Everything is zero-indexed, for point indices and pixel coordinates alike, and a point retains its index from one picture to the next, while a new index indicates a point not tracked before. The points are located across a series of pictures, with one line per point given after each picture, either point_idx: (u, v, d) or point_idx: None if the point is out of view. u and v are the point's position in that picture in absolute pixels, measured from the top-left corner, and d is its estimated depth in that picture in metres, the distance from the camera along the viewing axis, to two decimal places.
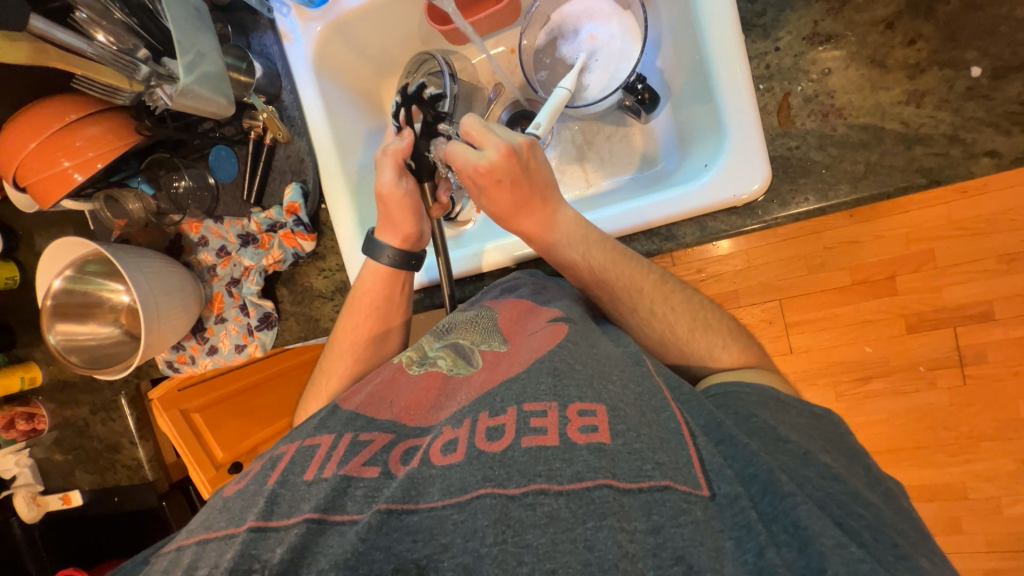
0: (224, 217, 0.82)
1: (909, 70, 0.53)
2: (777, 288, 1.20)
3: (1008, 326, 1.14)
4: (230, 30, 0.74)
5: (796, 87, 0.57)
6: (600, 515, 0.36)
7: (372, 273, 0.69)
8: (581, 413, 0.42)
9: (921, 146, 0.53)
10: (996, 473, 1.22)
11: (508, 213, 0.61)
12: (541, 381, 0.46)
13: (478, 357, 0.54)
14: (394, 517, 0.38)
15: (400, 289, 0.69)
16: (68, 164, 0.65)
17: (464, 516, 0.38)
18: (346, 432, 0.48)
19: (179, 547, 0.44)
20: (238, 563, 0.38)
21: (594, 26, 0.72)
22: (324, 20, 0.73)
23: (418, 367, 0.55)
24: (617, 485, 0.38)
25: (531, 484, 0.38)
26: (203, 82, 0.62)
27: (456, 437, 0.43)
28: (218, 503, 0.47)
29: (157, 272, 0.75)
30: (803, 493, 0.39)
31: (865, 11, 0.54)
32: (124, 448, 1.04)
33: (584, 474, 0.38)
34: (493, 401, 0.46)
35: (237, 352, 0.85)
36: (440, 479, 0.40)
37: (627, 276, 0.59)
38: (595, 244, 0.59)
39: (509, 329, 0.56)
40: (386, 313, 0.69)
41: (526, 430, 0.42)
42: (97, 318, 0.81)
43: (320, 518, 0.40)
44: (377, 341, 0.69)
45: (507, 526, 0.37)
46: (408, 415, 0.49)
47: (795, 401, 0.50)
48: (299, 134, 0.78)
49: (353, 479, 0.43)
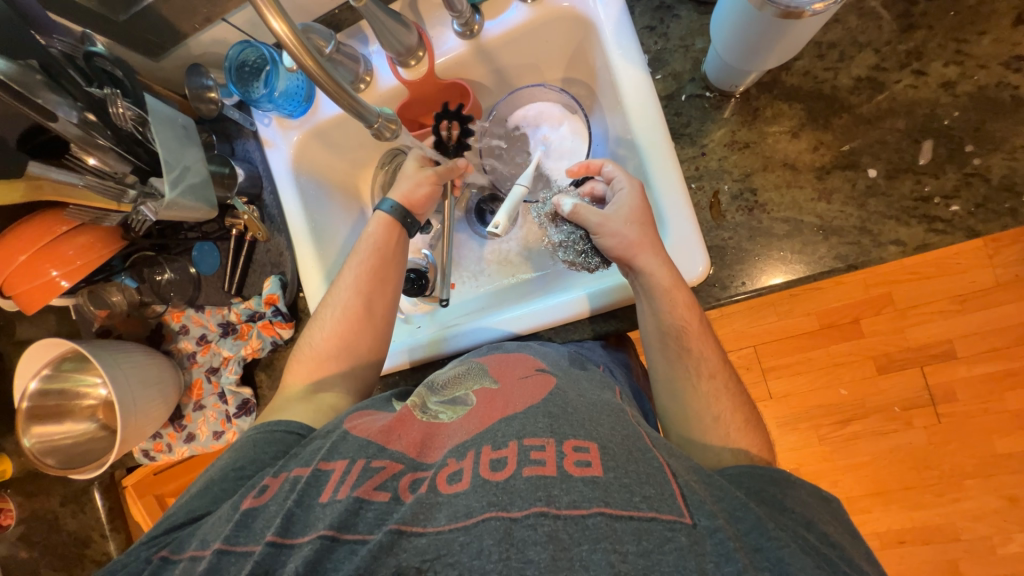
0: (205, 306, 0.85)
1: (816, 172, 0.60)
2: (751, 334, 1.30)
3: (970, 363, 1.20)
4: (214, 139, 0.82)
5: (722, 186, 0.63)
6: (595, 539, 0.40)
7: (379, 222, 0.74)
8: (576, 449, 0.46)
9: (837, 237, 0.59)
10: (985, 511, 1.23)
11: (643, 241, 0.61)
12: (538, 421, 0.50)
13: (472, 396, 0.60)
14: (404, 537, 0.43)
15: (395, 241, 0.74)
16: (57, 273, 0.69)
17: (469, 538, 0.41)
18: (358, 458, 0.52)
19: (195, 556, 0.48)
20: (256, 567, 0.44)
21: (547, 128, 0.80)
22: (302, 129, 0.79)
23: (422, 412, 0.59)
24: (610, 512, 0.41)
25: (532, 506, 0.42)
26: (188, 193, 0.67)
27: (461, 467, 0.48)
28: (233, 518, 0.50)
29: (138, 366, 0.78)
30: (790, 539, 0.43)
31: (773, 123, 0.61)
32: (94, 541, 1.02)
33: (581, 502, 0.42)
34: (495, 436, 0.50)
35: (215, 438, 0.87)
36: (447, 506, 0.44)
37: (706, 348, 0.61)
38: (697, 311, 0.61)
39: (498, 371, 0.62)
40: (387, 262, 0.73)
41: (526, 461, 0.46)
42: (74, 415, 0.82)
43: (333, 535, 0.44)
44: (377, 290, 0.72)
45: (511, 544, 0.40)
46: (414, 448, 0.53)
47: (806, 482, 0.51)
48: (278, 230, 0.82)
49: (365, 502, 0.47)
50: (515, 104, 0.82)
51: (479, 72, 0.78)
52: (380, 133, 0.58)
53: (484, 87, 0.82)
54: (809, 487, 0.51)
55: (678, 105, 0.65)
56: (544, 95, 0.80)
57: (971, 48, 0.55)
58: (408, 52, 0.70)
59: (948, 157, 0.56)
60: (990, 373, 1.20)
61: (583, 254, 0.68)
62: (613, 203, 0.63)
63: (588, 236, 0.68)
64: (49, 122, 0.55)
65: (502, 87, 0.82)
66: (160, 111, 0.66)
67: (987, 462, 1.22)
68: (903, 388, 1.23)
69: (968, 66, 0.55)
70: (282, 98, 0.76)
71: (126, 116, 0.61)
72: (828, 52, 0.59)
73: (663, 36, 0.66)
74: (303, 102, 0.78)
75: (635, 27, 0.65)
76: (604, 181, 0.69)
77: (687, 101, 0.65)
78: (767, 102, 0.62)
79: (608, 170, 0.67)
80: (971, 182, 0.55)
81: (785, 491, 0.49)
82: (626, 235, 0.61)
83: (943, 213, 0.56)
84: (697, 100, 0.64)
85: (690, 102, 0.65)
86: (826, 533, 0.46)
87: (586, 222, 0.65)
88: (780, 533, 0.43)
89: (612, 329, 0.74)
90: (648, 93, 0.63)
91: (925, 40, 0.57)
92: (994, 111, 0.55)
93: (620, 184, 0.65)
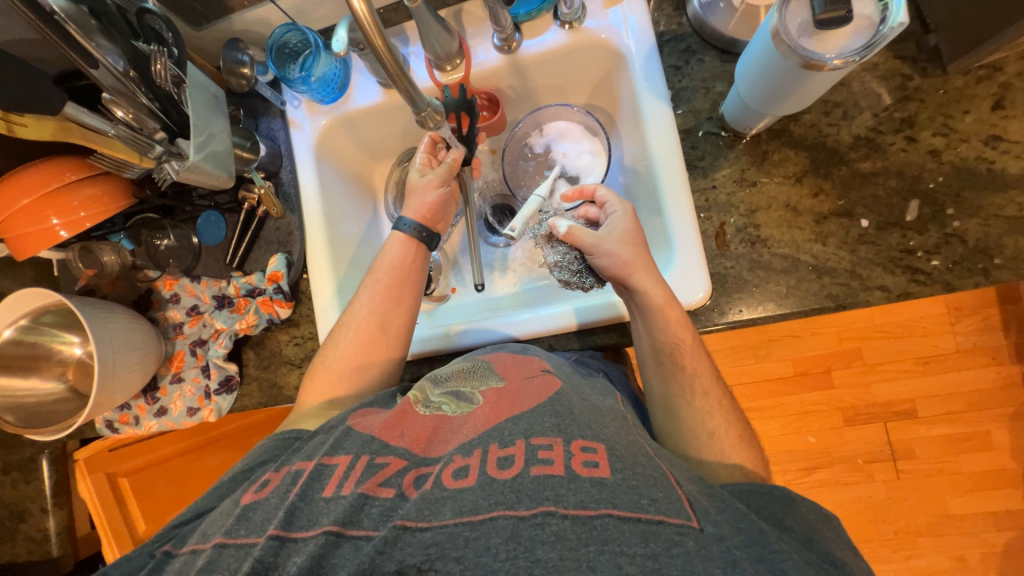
0: (201, 277, 0.84)
1: (815, 216, 0.65)
2: (729, 374, 1.34)
3: (929, 425, 1.27)
4: (241, 113, 0.82)
5: (729, 219, 0.68)
6: (602, 541, 0.40)
7: (396, 243, 0.76)
8: (584, 449, 0.47)
9: (829, 277, 0.64)
10: (936, 571, 1.26)
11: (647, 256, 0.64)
12: (545, 420, 0.51)
13: (477, 397, 0.59)
14: (409, 533, 0.43)
15: (413, 259, 0.76)
16: (57, 222, 0.67)
17: (475, 534, 0.42)
18: (362, 453, 0.52)
19: (195, 549, 0.50)
20: (257, 565, 0.44)
21: (566, 146, 0.84)
22: (331, 115, 0.81)
23: (424, 408, 0.59)
24: (618, 513, 0.42)
25: (539, 506, 0.43)
26: (210, 159, 0.68)
27: (467, 464, 0.48)
28: (234, 512, 0.51)
29: (122, 329, 0.75)
30: (793, 552, 0.44)
31: (778, 167, 0.67)
32: (31, 516, 0.96)
33: (588, 503, 0.43)
34: (501, 434, 0.51)
35: (189, 415, 0.83)
36: (452, 501, 0.45)
37: (700, 363, 0.64)
38: (690, 330, 0.64)
39: (504, 370, 0.63)
40: (401, 280, 0.75)
41: (534, 460, 0.47)
42: (42, 372, 0.77)
43: (338, 531, 0.45)
44: (390, 309, 0.73)
45: (518, 543, 0.41)
46: (419, 445, 0.53)
47: (806, 497, 0.51)
48: (292, 210, 0.82)
49: (369, 498, 0.47)
50: (540, 120, 0.86)
51: (509, 86, 0.82)
52: (424, 120, 0.61)
53: (511, 100, 0.86)
54: (810, 502, 0.51)
55: (695, 140, 0.70)
56: (568, 116, 0.84)
57: (956, 123, 0.62)
58: (447, 57, 0.73)
59: (931, 217, 0.62)
60: (947, 436, 1.26)
61: (578, 274, 0.71)
62: (607, 225, 0.67)
63: (582, 256, 0.71)
64: (90, 68, 0.55)
65: (528, 104, 0.86)
66: (196, 76, 0.67)
67: (940, 521, 1.27)
68: (866, 442, 1.29)
69: (953, 139, 0.62)
70: (317, 84, 0.78)
71: (165, 75, 0.62)
72: (833, 110, 0.65)
73: (687, 76, 0.71)
74: (336, 90, 0.80)
75: (662, 67, 0.71)
76: (597, 206, 0.72)
77: (703, 137, 0.70)
78: (775, 147, 0.67)
79: (601, 194, 0.70)
80: (949, 242, 0.61)
81: (786, 509, 0.50)
82: (620, 255, 0.64)
83: (923, 266, 0.61)
84: (712, 137, 0.69)
85: (706, 138, 0.70)
86: (829, 552, 0.47)
87: (581, 242, 0.67)
88: (783, 546, 0.44)
89: (612, 342, 0.74)
90: (667, 124, 0.68)
91: (917, 111, 0.63)
92: (974, 182, 0.61)
93: (613, 208, 0.69)
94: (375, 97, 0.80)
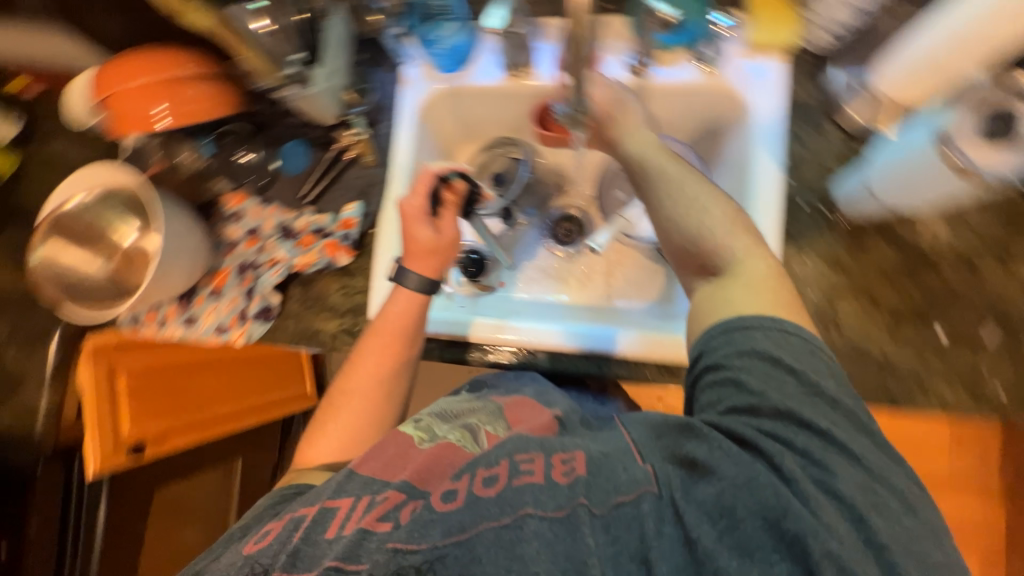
0: (270, 202, 0.84)
1: (894, 314, 0.66)
2: None
3: None
4: (360, 59, 0.82)
5: (809, 294, 0.68)
6: (574, 528, 0.45)
7: (400, 299, 0.69)
8: (563, 458, 0.50)
9: (892, 377, 0.64)
10: None
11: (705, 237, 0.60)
12: (529, 437, 0.53)
13: (483, 439, 0.61)
14: (398, 555, 0.46)
15: (420, 319, 0.70)
16: (162, 110, 0.67)
17: (462, 550, 0.46)
18: (363, 495, 0.51)
19: None
20: None
21: None
22: (445, 84, 0.82)
23: (428, 441, 0.58)
24: (588, 504, 0.46)
25: (518, 510, 0.46)
26: (326, 93, 0.70)
27: (455, 488, 0.49)
28: (237, 563, 0.50)
29: (184, 231, 0.75)
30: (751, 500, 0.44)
31: (871, 258, 0.68)
32: None
33: (558, 501, 0.47)
34: (487, 456, 0.52)
35: (216, 332, 0.82)
36: (441, 523, 0.47)
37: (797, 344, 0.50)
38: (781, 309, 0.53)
39: (512, 417, 0.67)
40: (402, 343, 0.69)
41: (516, 472, 0.49)
42: (94, 249, 0.78)
43: (337, 567, 0.46)
44: (395, 368, 0.70)
45: (500, 547, 0.45)
46: (418, 478, 0.52)
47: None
48: (382, 163, 0.82)
49: (369, 533, 0.48)
50: None
51: None
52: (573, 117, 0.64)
53: None
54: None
55: (796, 209, 0.71)
56: None
57: None
58: None
59: (1005, 347, 0.63)
60: None
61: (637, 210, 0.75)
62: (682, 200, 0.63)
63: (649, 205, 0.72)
64: None
65: None
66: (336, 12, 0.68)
67: None
68: None
69: None
70: (443, 50, 0.77)
71: None
72: (935, 219, 0.67)
73: (805, 146, 0.72)
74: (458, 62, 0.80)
75: (784, 132, 0.72)
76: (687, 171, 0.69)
77: (804, 209, 0.71)
78: (871, 238, 0.68)
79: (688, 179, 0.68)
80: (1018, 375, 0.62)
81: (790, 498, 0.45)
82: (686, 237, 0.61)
83: (986, 391, 0.62)
84: (814, 211, 0.70)
85: (806, 211, 0.71)
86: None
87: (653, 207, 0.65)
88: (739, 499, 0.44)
89: (659, 380, 0.74)
90: (774, 187, 0.69)
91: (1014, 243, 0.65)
92: None
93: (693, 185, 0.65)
94: (493, 79, 0.81)
